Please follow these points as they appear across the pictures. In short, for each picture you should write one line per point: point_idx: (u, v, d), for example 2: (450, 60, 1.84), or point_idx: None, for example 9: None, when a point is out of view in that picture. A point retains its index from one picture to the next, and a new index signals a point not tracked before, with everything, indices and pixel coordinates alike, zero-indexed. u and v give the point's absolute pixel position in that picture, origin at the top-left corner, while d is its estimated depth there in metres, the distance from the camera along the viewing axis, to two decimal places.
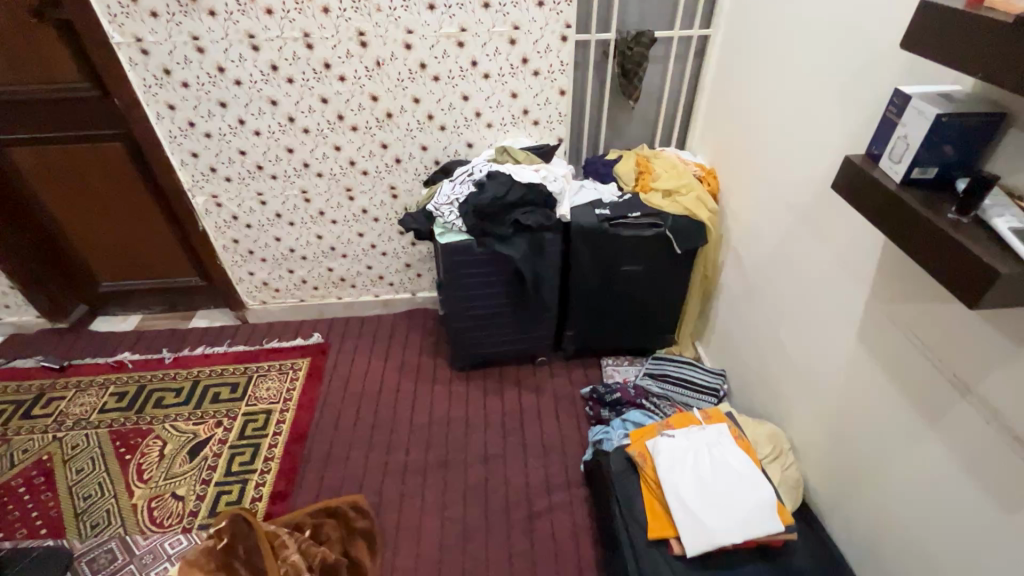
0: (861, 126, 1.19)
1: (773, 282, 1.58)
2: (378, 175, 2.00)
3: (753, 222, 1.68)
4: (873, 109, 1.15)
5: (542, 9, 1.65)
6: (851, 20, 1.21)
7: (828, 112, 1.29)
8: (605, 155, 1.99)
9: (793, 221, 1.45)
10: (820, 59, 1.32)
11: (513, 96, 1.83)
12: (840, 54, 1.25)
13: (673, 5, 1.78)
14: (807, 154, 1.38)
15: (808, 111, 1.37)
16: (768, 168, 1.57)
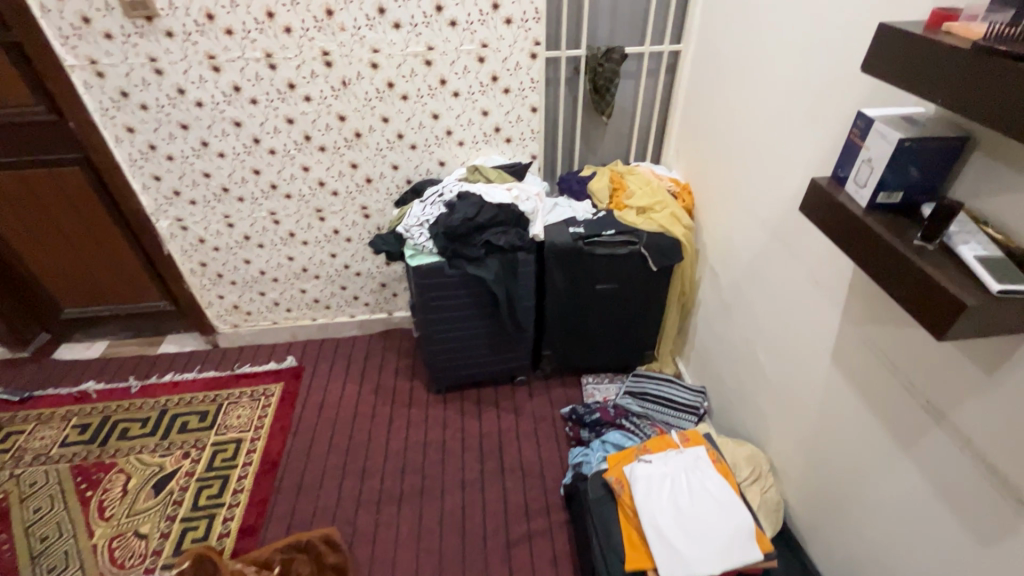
0: (831, 146, 1.17)
1: (748, 300, 1.57)
2: (349, 195, 1.96)
3: (727, 239, 1.67)
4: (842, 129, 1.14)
5: (511, 26, 1.63)
6: (818, 38, 1.19)
7: (798, 131, 1.28)
8: (579, 171, 1.97)
9: (766, 239, 1.44)
10: (789, 78, 1.31)
11: (484, 114, 1.80)
12: (809, 72, 1.24)
13: (643, 21, 1.77)
14: (778, 173, 1.37)
15: (778, 129, 1.36)
16: (741, 185, 1.56)
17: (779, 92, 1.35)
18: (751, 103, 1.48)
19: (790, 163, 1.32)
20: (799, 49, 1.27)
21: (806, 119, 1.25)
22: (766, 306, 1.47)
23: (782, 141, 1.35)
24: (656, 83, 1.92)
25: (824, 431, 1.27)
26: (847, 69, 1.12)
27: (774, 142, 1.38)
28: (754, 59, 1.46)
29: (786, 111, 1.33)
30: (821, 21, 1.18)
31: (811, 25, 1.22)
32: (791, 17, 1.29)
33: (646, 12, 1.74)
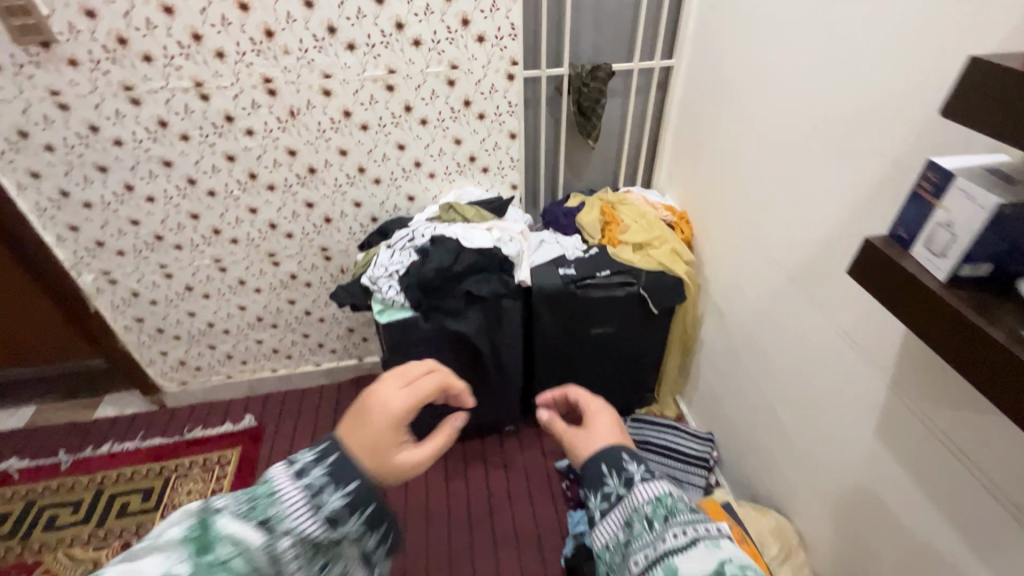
0: (864, 187, 1.01)
1: (761, 347, 1.40)
2: (306, 237, 1.72)
3: (734, 277, 1.49)
4: (878, 168, 0.97)
5: (483, 44, 1.42)
6: (847, 60, 1.02)
7: (821, 165, 1.11)
8: (565, 200, 1.78)
9: (783, 283, 1.27)
10: (808, 103, 1.14)
11: (456, 143, 1.59)
12: (835, 99, 1.06)
13: (631, 34, 1.58)
14: (796, 210, 1.20)
15: (795, 161, 1.19)
16: (749, 219, 1.39)
17: (795, 120, 1.18)
18: (759, 128, 1.31)
19: (811, 200, 1.15)
20: (821, 71, 1.09)
21: (831, 152, 1.08)
22: (785, 357, 1.30)
23: (800, 176, 1.18)
24: (645, 103, 1.74)
25: (864, 508, 1.11)
26: (885, 98, 0.95)
27: (790, 175, 1.21)
28: (762, 79, 1.29)
29: (805, 140, 1.15)
30: (850, 40, 1.01)
31: (836, 45, 1.05)
32: (808, 34, 1.12)
33: (634, 25, 1.56)
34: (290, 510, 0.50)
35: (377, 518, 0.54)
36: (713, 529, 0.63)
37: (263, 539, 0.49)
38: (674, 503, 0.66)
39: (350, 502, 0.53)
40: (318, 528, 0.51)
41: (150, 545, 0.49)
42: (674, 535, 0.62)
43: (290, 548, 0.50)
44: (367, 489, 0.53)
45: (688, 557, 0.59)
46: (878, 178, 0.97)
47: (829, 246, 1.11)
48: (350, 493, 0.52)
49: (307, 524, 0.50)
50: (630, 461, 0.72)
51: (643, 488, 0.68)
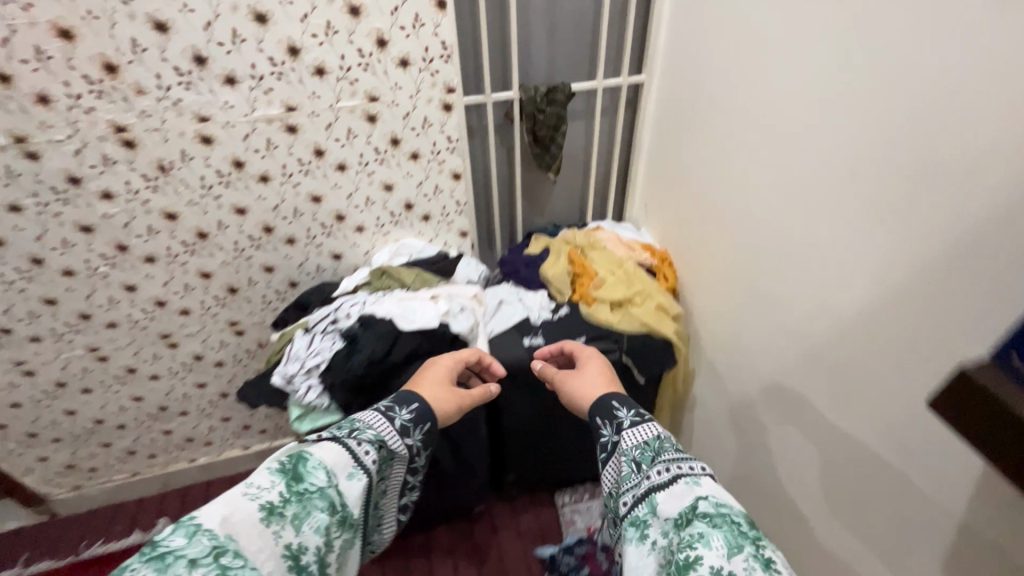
0: (923, 258, 0.77)
1: (772, 423, 1.17)
2: (208, 312, 1.38)
3: (732, 334, 1.26)
4: (945, 237, 0.73)
5: (408, 70, 1.11)
6: (888, 88, 0.77)
7: (855, 222, 0.87)
8: (524, 244, 1.50)
9: (802, 357, 1.04)
10: (831, 140, 0.89)
11: (386, 189, 1.28)
12: (871, 139, 0.81)
13: (592, 46, 1.30)
14: (818, 272, 0.96)
15: (814, 212, 0.94)
16: (750, 273, 1.15)
17: (812, 160, 0.93)
18: (760, 166, 1.06)
19: (841, 263, 0.91)
20: (850, 100, 0.84)
21: (868, 206, 0.84)
22: (807, 442, 1.07)
23: (823, 230, 0.93)
24: (613, 125, 1.47)
25: None
26: (951, 145, 0.70)
27: (807, 227, 0.97)
28: (763, 105, 1.03)
29: (828, 188, 0.91)
30: (892, 62, 0.76)
31: (873, 68, 0.79)
32: (827, 51, 0.87)
33: (595, 35, 1.28)
34: (374, 431, 0.84)
35: (426, 431, 0.92)
36: (692, 467, 0.80)
37: (350, 459, 0.78)
38: (659, 446, 0.84)
39: (414, 418, 0.91)
40: (394, 438, 0.86)
41: (240, 488, 0.70)
42: (657, 472, 0.81)
43: (370, 459, 0.81)
44: (424, 409, 0.92)
45: (666, 494, 0.77)
46: (943, 249, 0.74)
47: (872, 324, 0.87)
48: (414, 412, 0.91)
49: (383, 438, 0.85)
50: (620, 409, 0.93)
51: (634, 435, 0.87)
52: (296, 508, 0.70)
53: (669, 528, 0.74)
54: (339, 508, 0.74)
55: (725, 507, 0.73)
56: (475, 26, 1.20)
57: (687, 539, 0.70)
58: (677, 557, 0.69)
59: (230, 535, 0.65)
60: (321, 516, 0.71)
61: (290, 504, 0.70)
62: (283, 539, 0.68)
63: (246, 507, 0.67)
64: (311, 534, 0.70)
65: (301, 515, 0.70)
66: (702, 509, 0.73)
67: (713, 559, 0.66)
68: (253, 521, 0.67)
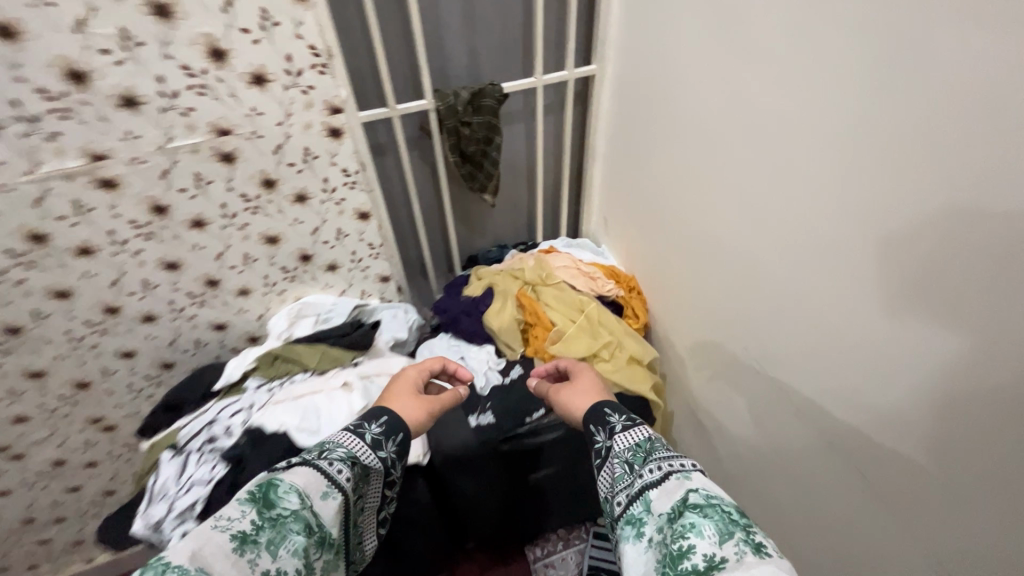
0: (961, 382, 0.54)
1: (751, 500, 0.98)
2: (55, 413, 1.05)
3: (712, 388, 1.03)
4: (1002, 373, 0.49)
5: (268, 88, 0.78)
6: (926, 134, 0.52)
7: (868, 307, 0.63)
8: (463, 284, 1.22)
9: (792, 448, 0.82)
10: (837, 190, 0.63)
11: (270, 242, 0.97)
12: (899, 203, 0.56)
13: (526, 33, 0.99)
14: (812, 350, 0.73)
15: (817, 281, 0.70)
16: (730, 329, 0.92)
17: (811, 210, 0.68)
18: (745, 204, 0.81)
19: (848, 354, 0.67)
20: (872, 141, 0.58)
21: (888, 292, 0.60)
22: (793, 537, 0.88)
23: (825, 305, 0.70)
24: (559, 125, 1.18)
25: None
26: None
27: (802, 295, 0.73)
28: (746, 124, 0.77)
29: (835, 253, 0.66)
30: (939, 95, 0.50)
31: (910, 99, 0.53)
32: (841, 63, 0.60)
33: (528, 19, 0.97)
34: (346, 446, 0.68)
35: (403, 445, 0.75)
36: (685, 462, 0.61)
37: (324, 475, 0.62)
38: (652, 445, 0.66)
39: (387, 431, 0.74)
40: (367, 454, 0.70)
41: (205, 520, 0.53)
42: (650, 470, 0.62)
43: (345, 479, 0.64)
44: (397, 420, 0.76)
45: (659, 491, 0.59)
46: (994, 385, 0.50)
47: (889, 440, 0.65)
48: (386, 424, 0.74)
49: (357, 452, 0.68)
50: (613, 414, 0.74)
51: (624, 436, 0.68)
52: (272, 534, 0.54)
53: (663, 524, 0.56)
54: (322, 530, 0.59)
55: (718, 498, 0.55)
56: (363, 17, 0.87)
57: (677, 530, 0.53)
58: (667, 562, 0.52)
59: (203, 570, 0.48)
60: (300, 540, 0.55)
61: (264, 528, 0.54)
62: (261, 568, 0.52)
63: (215, 537, 0.51)
64: (291, 560, 0.54)
65: (279, 542, 0.54)
66: (692, 501, 0.55)
67: (706, 550, 0.50)
68: (226, 552, 0.51)
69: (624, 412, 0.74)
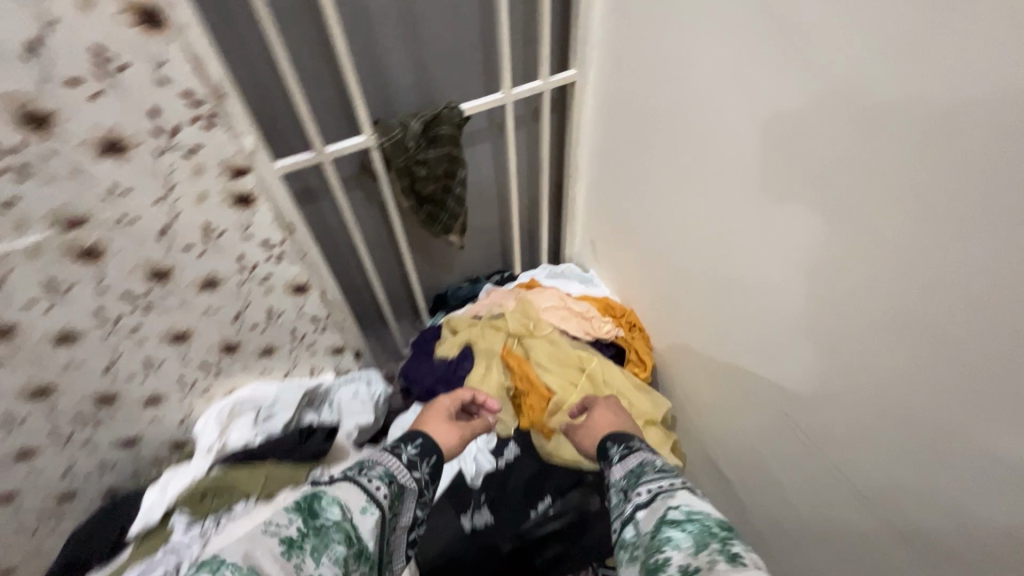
0: None
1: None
2: None
3: (736, 457, 0.87)
4: None
5: (131, 156, 0.54)
6: None
7: (978, 429, 0.46)
8: (434, 343, 1.02)
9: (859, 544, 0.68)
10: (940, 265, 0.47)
11: (178, 339, 0.74)
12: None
13: (485, 39, 0.78)
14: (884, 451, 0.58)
15: (884, 382, 0.53)
16: (756, 396, 0.76)
17: (878, 293, 0.51)
18: (777, 261, 0.63)
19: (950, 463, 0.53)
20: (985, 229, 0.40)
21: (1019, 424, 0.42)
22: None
23: (896, 412, 0.53)
24: (533, 140, 0.97)
25: None
26: None
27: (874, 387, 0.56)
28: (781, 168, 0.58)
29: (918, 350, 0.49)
30: None
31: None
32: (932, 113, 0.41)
33: (487, 21, 0.75)
34: (382, 465, 0.61)
35: (437, 469, 0.68)
36: (670, 482, 0.57)
37: (362, 490, 0.55)
38: (643, 468, 0.62)
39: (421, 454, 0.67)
40: (404, 474, 0.62)
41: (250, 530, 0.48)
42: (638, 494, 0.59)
43: (383, 496, 0.57)
44: (432, 440, 0.69)
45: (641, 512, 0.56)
46: None
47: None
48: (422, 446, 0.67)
49: (394, 471, 0.61)
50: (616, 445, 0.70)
51: (622, 459, 0.67)
52: (316, 541, 0.48)
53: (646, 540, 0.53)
54: (365, 547, 0.52)
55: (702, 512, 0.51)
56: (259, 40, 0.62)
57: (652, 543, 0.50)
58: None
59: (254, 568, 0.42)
60: (342, 550, 0.49)
61: (309, 537, 0.48)
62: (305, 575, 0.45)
63: (261, 541, 0.45)
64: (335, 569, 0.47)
65: (321, 548, 0.47)
66: (671, 518, 0.52)
67: (680, 561, 0.46)
68: (274, 555, 0.45)
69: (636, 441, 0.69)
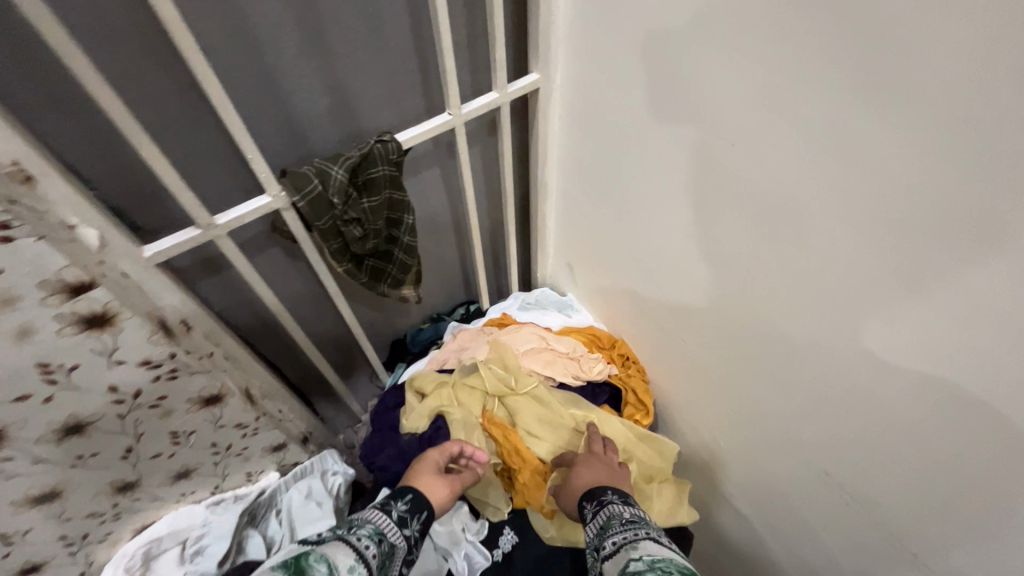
0: None
1: None
2: None
3: (759, 508, 0.76)
4: None
5: None
6: None
7: None
8: (400, 412, 0.85)
9: None
10: None
11: (45, 500, 0.53)
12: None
13: (418, 50, 0.60)
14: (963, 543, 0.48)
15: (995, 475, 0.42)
16: (787, 451, 0.65)
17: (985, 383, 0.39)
18: (826, 320, 0.50)
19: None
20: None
21: None
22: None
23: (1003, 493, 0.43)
24: (489, 160, 0.81)
25: None
26: None
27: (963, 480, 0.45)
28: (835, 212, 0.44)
29: None
30: None
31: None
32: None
33: (421, 29, 0.58)
34: (370, 522, 0.55)
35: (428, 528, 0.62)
36: (649, 531, 0.52)
37: (351, 547, 0.49)
38: (611, 519, 0.57)
39: (412, 508, 0.61)
40: (394, 532, 0.56)
41: None
42: (609, 545, 0.53)
43: (372, 557, 0.50)
44: (423, 496, 0.64)
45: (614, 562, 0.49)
46: None
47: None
48: (410, 499, 0.62)
49: (384, 528, 0.55)
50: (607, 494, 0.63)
51: (594, 521, 0.59)
52: None
53: None
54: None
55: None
56: (78, 88, 0.42)
57: None
58: None
59: None
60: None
61: None
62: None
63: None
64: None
65: None
66: (634, 569, 0.46)
67: None
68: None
69: (621, 490, 0.63)
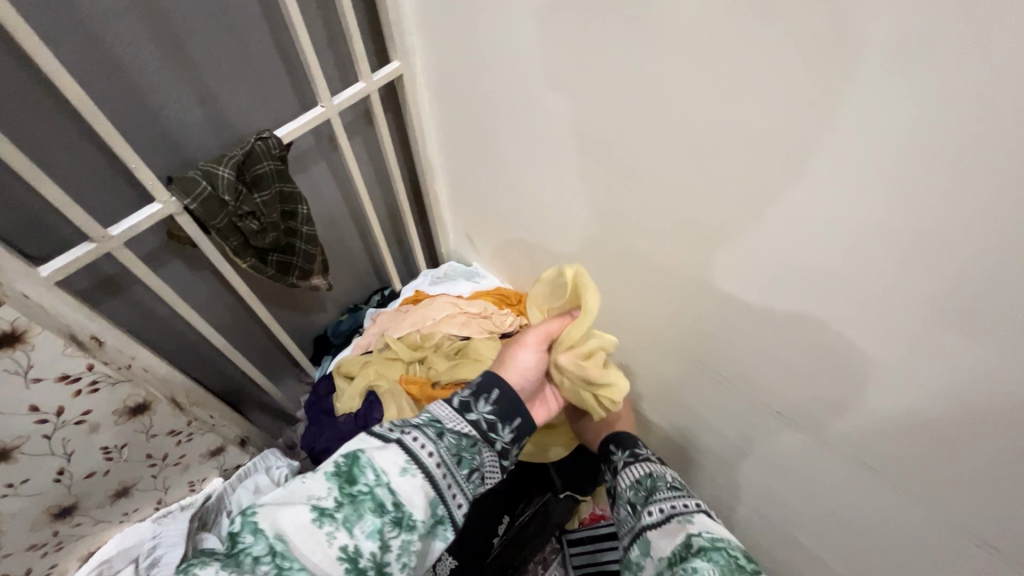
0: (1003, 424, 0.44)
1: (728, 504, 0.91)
2: None
3: (657, 409, 0.90)
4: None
5: None
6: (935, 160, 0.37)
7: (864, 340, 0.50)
8: (334, 398, 0.90)
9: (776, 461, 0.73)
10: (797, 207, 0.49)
11: None
12: (962, 224, 0.38)
13: (284, 52, 0.65)
14: (782, 376, 0.62)
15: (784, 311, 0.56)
16: (667, 349, 0.77)
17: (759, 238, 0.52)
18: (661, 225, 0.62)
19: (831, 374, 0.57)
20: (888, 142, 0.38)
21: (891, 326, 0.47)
22: (800, 540, 0.78)
23: (803, 330, 0.55)
24: (373, 148, 0.87)
25: None
26: None
27: (769, 326, 0.59)
28: (645, 139, 0.56)
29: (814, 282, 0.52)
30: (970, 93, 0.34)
31: (956, 97, 0.35)
32: (793, 65, 0.41)
33: (282, 33, 0.63)
34: (429, 413, 0.52)
35: (520, 428, 0.54)
36: (688, 505, 0.48)
37: (405, 448, 0.46)
38: (655, 480, 0.53)
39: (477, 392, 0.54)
40: (459, 421, 0.51)
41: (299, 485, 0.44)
42: (650, 512, 0.50)
43: (432, 457, 0.46)
44: (514, 396, 0.54)
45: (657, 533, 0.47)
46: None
47: (938, 474, 0.51)
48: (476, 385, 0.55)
49: (444, 419, 0.50)
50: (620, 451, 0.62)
51: (628, 471, 0.57)
52: (351, 512, 0.42)
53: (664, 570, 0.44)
54: (411, 513, 0.44)
55: (724, 541, 0.43)
56: None
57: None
58: None
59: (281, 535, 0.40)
60: (377, 522, 0.42)
61: (345, 505, 0.42)
62: (337, 547, 0.41)
63: (290, 508, 0.41)
64: (368, 544, 0.42)
65: (356, 517, 0.42)
66: (696, 546, 0.43)
67: None
68: (303, 526, 0.40)
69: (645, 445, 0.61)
